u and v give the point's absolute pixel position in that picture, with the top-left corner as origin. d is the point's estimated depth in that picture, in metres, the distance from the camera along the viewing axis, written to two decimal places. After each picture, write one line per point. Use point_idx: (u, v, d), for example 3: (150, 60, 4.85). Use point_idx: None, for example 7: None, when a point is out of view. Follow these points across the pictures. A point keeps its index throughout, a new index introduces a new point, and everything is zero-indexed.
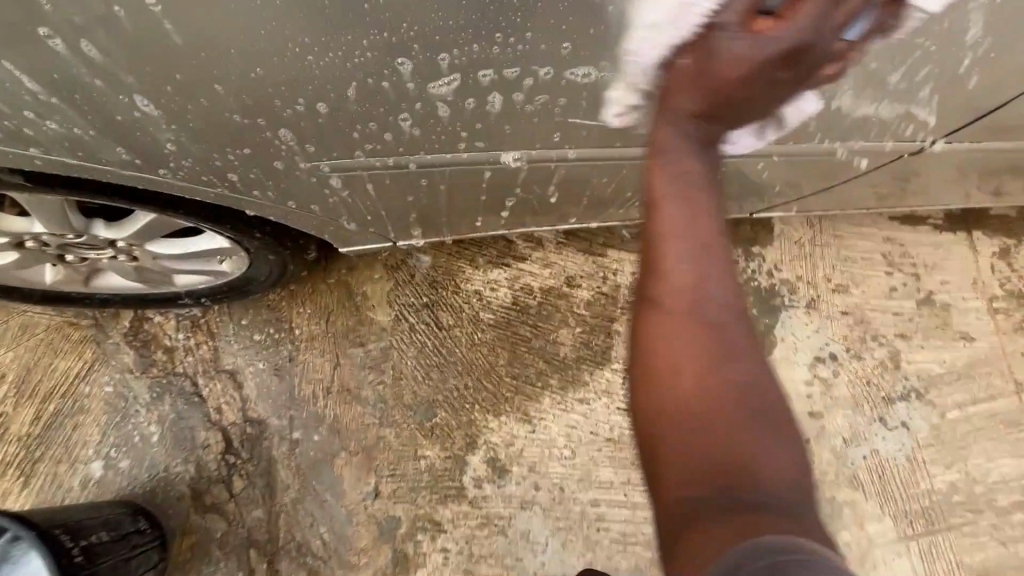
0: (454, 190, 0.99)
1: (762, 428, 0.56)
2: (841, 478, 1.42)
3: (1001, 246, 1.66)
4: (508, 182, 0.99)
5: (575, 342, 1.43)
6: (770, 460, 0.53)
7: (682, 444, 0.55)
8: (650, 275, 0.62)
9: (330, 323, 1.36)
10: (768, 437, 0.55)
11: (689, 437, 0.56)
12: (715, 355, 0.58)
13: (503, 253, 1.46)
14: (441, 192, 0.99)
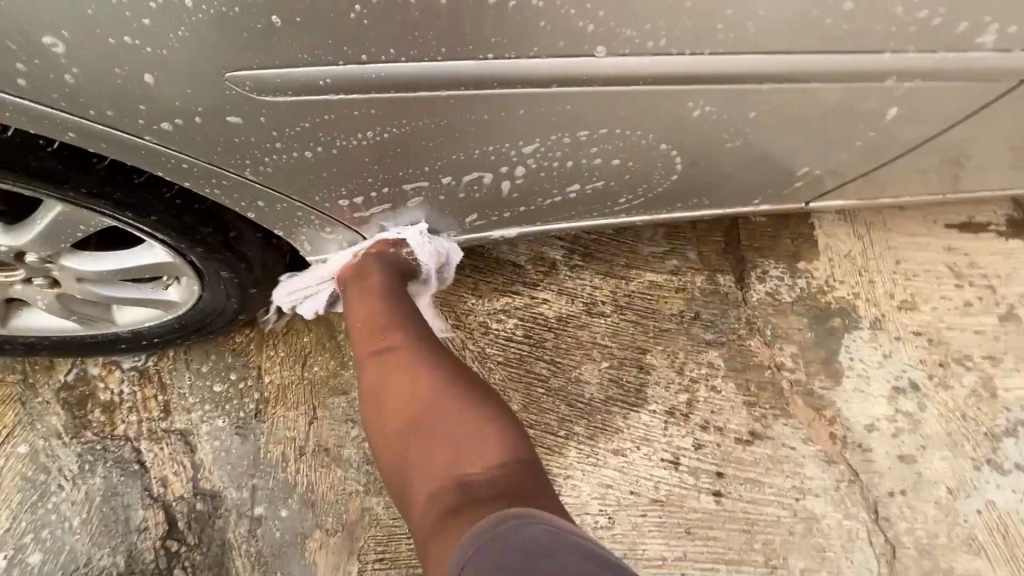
0: (470, 160, 0.73)
1: (451, 436, 0.68)
2: (954, 541, 1.11)
3: None
4: (553, 131, 0.71)
5: (602, 379, 1.18)
6: (488, 453, 0.64)
7: (438, 455, 0.67)
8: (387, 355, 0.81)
9: (305, 369, 1.13)
10: (502, 459, 0.63)
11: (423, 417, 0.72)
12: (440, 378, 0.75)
13: (511, 279, 1.25)
14: (450, 156, 0.71)
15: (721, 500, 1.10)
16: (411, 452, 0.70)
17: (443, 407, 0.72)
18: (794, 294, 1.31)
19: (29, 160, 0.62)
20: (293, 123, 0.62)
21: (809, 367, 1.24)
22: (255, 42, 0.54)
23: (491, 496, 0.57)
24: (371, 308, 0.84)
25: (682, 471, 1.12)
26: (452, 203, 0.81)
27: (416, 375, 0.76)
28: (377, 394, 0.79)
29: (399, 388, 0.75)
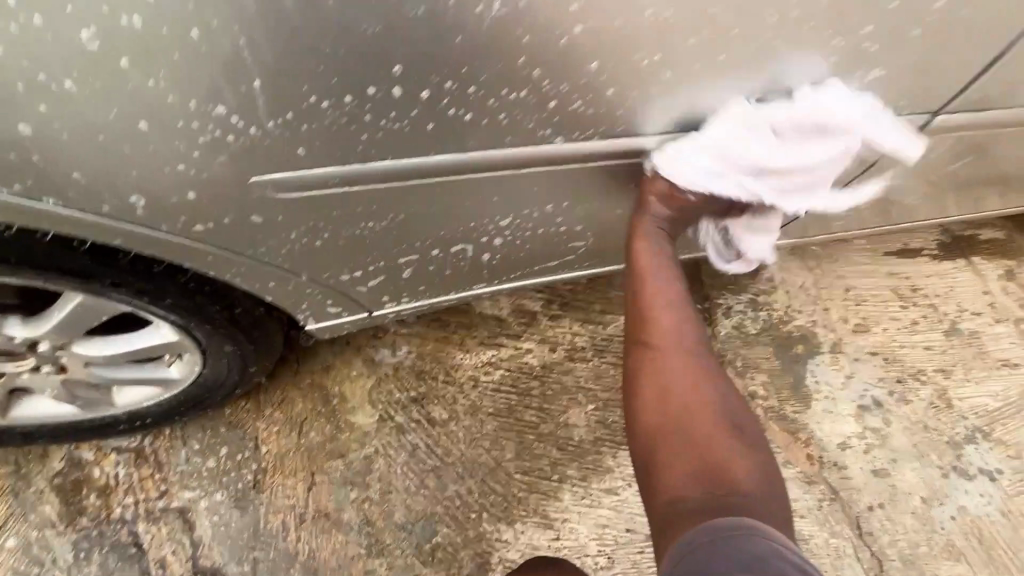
0: (451, 237, 0.81)
1: (721, 442, 0.76)
2: (934, 549, 1.18)
3: (1004, 268, 1.64)
4: (525, 203, 0.80)
5: (589, 421, 1.24)
6: (730, 462, 0.74)
7: (682, 457, 0.75)
8: (647, 357, 0.85)
9: (302, 435, 1.15)
10: (746, 478, 0.72)
11: (665, 426, 0.79)
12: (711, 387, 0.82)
13: (495, 332, 1.32)
14: (436, 228, 0.79)
15: None
16: (653, 453, 0.78)
17: (699, 410, 0.79)
18: (758, 326, 1.41)
19: (54, 263, 0.68)
20: (295, 219, 0.70)
21: (780, 393, 1.32)
22: (266, 158, 0.62)
23: (729, 507, 0.67)
24: (672, 314, 0.87)
25: None
26: (439, 269, 0.87)
27: (690, 372, 0.82)
28: (650, 387, 0.83)
29: (656, 393, 0.82)
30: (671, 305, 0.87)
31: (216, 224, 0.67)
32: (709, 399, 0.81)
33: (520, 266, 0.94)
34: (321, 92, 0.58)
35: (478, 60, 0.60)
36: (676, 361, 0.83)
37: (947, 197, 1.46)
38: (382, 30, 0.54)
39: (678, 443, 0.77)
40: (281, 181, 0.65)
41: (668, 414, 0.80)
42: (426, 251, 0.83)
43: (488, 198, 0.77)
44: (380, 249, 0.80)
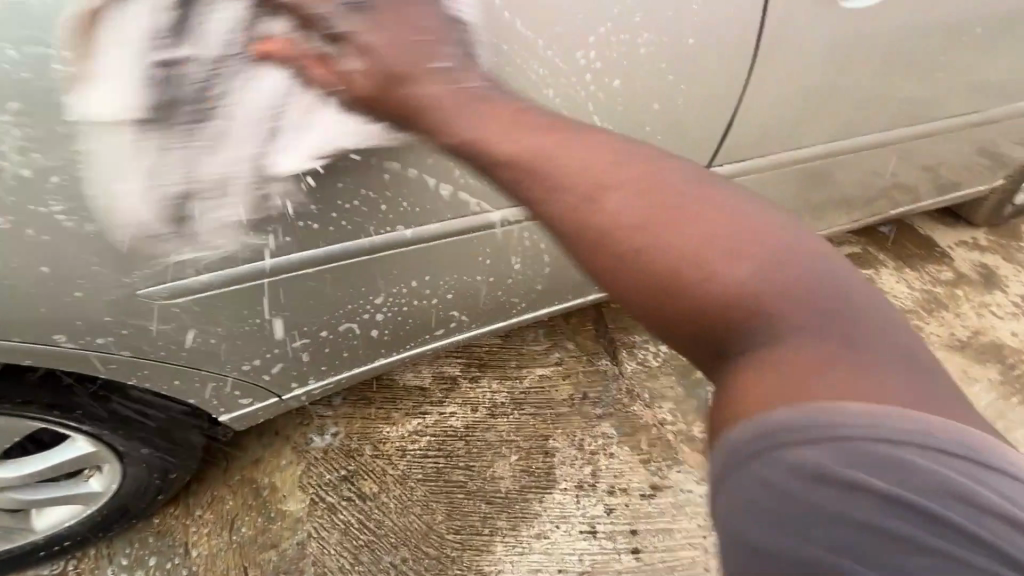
0: (341, 319, 0.93)
1: (787, 290, 0.48)
2: None
3: (865, 277, 1.88)
4: (401, 283, 0.93)
5: (515, 472, 1.31)
6: (810, 317, 0.47)
7: (747, 319, 0.48)
8: (607, 204, 0.52)
9: (233, 532, 1.18)
10: (831, 327, 0.47)
11: (693, 276, 0.49)
12: (731, 220, 0.52)
13: (419, 401, 1.41)
14: (325, 314, 0.91)
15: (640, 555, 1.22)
16: (719, 321, 0.49)
17: (703, 249, 0.49)
18: (661, 358, 1.56)
19: None
20: (195, 324, 0.81)
21: (686, 416, 1.45)
22: (161, 278, 0.74)
23: (845, 383, 0.42)
24: (583, 161, 0.53)
25: (601, 538, 1.23)
26: (338, 348, 0.97)
27: (670, 209, 0.51)
28: (671, 234, 0.51)
29: (655, 269, 0.50)
30: (586, 143, 0.55)
31: (119, 337, 0.77)
32: (724, 232, 0.51)
33: (416, 335, 1.04)
34: (204, 223, 0.72)
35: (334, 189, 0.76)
36: (679, 196, 0.52)
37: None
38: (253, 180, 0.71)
39: (742, 312, 0.48)
40: (173, 293, 0.76)
41: (701, 266, 0.49)
42: (320, 334, 0.93)
43: (366, 283, 0.90)
44: (276, 338, 0.90)
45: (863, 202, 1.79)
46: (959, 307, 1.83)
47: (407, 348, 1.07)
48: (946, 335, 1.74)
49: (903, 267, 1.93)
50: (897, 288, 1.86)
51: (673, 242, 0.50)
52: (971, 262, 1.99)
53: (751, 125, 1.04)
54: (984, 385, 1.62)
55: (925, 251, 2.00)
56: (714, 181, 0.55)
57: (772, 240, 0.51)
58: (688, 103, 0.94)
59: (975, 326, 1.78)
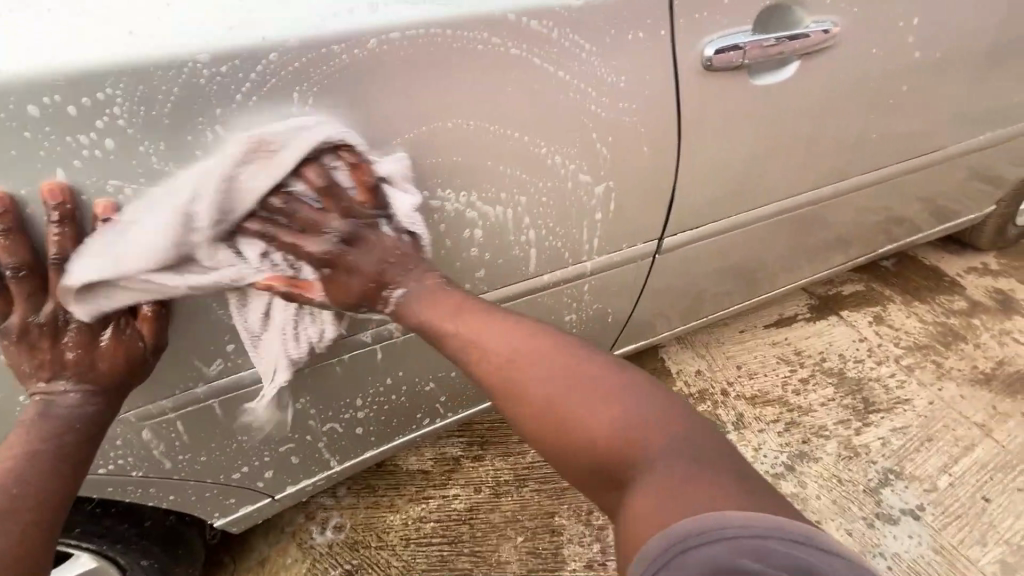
0: (328, 419, 0.96)
1: (598, 414, 0.64)
2: None
3: (872, 314, 1.84)
4: (384, 378, 0.97)
5: (521, 555, 1.28)
6: (629, 427, 0.62)
7: (576, 418, 0.65)
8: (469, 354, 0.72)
9: None
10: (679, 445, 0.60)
11: (558, 412, 0.66)
12: (566, 377, 0.67)
13: (422, 486, 1.41)
14: (308, 416, 0.94)
15: None
16: (597, 454, 0.63)
17: (587, 405, 0.64)
18: None
19: None
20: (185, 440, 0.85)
21: None
22: (152, 406, 0.79)
23: (696, 482, 0.54)
24: (494, 327, 0.72)
25: None
26: (325, 446, 1.00)
27: (552, 353, 0.69)
28: (525, 369, 0.69)
29: (547, 415, 0.66)
30: (503, 332, 0.71)
31: (114, 458, 0.81)
32: (543, 383, 0.68)
33: (403, 423, 1.07)
34: (193, 350, 0.77)
35: (318, 298, 0.81)
36: (534, 339, 0.71)
37: (792, 271, 1.70)
38: (256, 304, 0.77)
39: (570, 423, 0.65)
40: (161, 418, 0.80)
41: (545, 403, 0.67)
42: (305, 435, 0.96)
43: (348, 384, 0.93)
44: (266, 444, 0.93)
45: (857, 241, 1.78)
46: (977, 337, 1.75)
47: (396, 437, 1.09)
48: (968, 369, 1.66)
49: (912, 302, 1.88)
50: (907, 324, 1.80)
51: (577, 392, 0.66)
52: (984, 288, 1.93)
53: (714, 191, 1.07)
54: (1020, 420, 1.52)
55: (932, 282, 1.96)
56: (544, 338, 0.71)
57: (596, 380, 0.67)
58: (648, 181, 0.97)
59: (998, 355, 1.69)
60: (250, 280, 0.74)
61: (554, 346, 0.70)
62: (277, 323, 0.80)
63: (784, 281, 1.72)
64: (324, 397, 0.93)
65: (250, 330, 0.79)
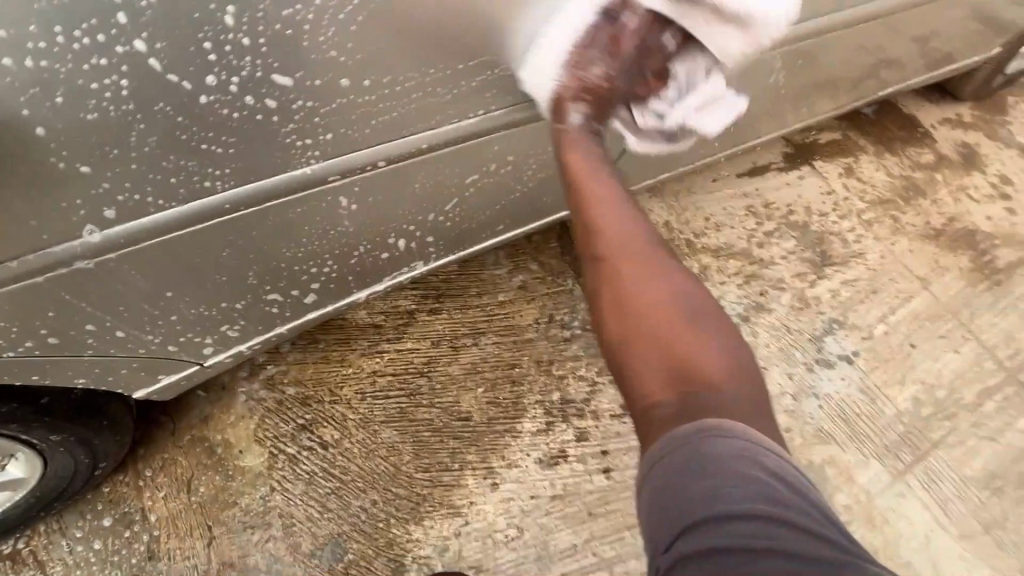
0: (281, 284, 0.81)
1: (644, 341, 0.67)
2: (809, 438, 1.29)
3: (844, 165, 1.76)
4: (333, 232, 0.79)
5: (482, 404, 1.27)
6: (664, 369, 0.65)
7: (668, 313, 0.68)
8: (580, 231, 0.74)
9: (192, 493, 1.14)
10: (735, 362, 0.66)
11: (650, 312, 0.68)
12: (626, 290, 0.70)
13: (376, 339, 1.33)
14: (249, 280, 0.76)
15: (611, 475, 1.22)
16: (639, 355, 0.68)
17: (681, 329, 0.67)
18: None
19: None
20: (86, 322, 0.67)
21: None
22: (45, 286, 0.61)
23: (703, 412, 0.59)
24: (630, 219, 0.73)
25: (572, 461, 1.22)
26: (271, 312, 0.84)
27: (640, 252, 0.72)
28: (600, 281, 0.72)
29: (643, 307, 0.68)
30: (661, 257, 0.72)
31: None
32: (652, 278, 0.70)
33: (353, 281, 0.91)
34: (85, 205, 0.58)
35: (217, 120, 0.59)
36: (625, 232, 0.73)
37: (774, 119, 1.55)
38: (132, 125, 0.55)
39: (626, 344, 0.68)
40: (57, 303, 0.63)
41: (634, 306, 0.69)
42: (236, 306, 0.79)
43: (292, 239, 0.75)
44: (198, 316, 0.76)
45: (846, 85, 1.62)
46: (936, 192, 1.75)
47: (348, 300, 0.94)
48: (922, 224, 1.67)
49: (884, 153, 1.81)
50: (875, 176, 1.75)
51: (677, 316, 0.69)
52: (954, 141, 1.88)
53: None
54: (957, 274, 1.59)
55: (906, 133, 1.88)
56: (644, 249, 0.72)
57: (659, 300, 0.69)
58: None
59: (951, 212, 1.71)
60: (112, 86, 0.52)
61: (633, 250, 0.72)
62: (189, 167, 0.61)
63: (765, 128, 1.57)
64: (268, 255, 0.75)
65: (128, 160, 0.57)
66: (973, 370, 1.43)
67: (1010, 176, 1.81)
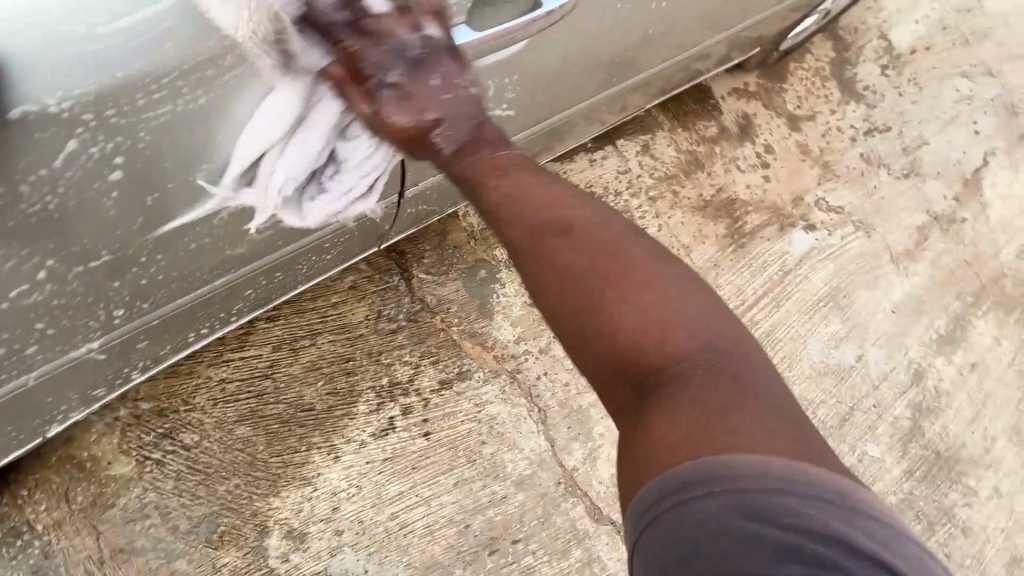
0: (106, 389, 1.13)
1: (683, 325, 0.78)
2: (582, 388, 1.73)
3: (642, 143, 2.03)
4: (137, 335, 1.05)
5: (322, 394, 1.55)
6: (695, 350, 0.77)
7: (677, 320, 0.78)
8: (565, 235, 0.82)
9: (72, 502, 1.36)
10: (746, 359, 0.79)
11: (644, 331, 0.77)
12: (653, 300, 0.79)
13: (220, 350, 1.51)
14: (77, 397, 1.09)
15: (430, 436, 1.59)
16: (626, 356, 0.77)
17: (694, 326, 0.79)
18: (445, 266, 1.72)
19: None
20: None
21: (469, 316, 1.70)
22: None
23: (759, 416, 0.73)
24: (530, 192, 0.84)
25: (399, 430, 1.57)
26: (98, 395, 1.14)
27: (643, 264, 0.81)
28: (635, 286, 0.79)
29: (640, 327, 0.77)
30: (665, 292, 0.80)
31: None
32: (641, 296, 0.79)
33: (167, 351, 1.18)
34: None
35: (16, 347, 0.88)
36: (596, 247, 0.81)
37: (578, 132, 1.70)
38: None
39: (653, 351, 0.77)
40: None
41: (636, 323, 0.77)
42: (67, 405, 1.09)
43: (105, 360, 1.05)
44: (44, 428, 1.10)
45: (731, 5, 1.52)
46: (712, 165, 2.09)
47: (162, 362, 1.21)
48: (696, 196, 2.04)
49: (677, 128, 2.09)
50: (666, 153, 2.05)
51: (643, 339, 0.77)
52: (736, 112, 2.20)
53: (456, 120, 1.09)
54: (713, 240, 2.01)
55: (698, 106, 2.15)
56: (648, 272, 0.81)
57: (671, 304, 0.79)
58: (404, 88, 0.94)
59: (721, 183, 2.08)
60: None
61: (642, 264, 0.81)
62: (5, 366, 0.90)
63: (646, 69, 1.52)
64: (90, 380, 1.07)
65: None
66: None
67: (773, 145, 2.19)
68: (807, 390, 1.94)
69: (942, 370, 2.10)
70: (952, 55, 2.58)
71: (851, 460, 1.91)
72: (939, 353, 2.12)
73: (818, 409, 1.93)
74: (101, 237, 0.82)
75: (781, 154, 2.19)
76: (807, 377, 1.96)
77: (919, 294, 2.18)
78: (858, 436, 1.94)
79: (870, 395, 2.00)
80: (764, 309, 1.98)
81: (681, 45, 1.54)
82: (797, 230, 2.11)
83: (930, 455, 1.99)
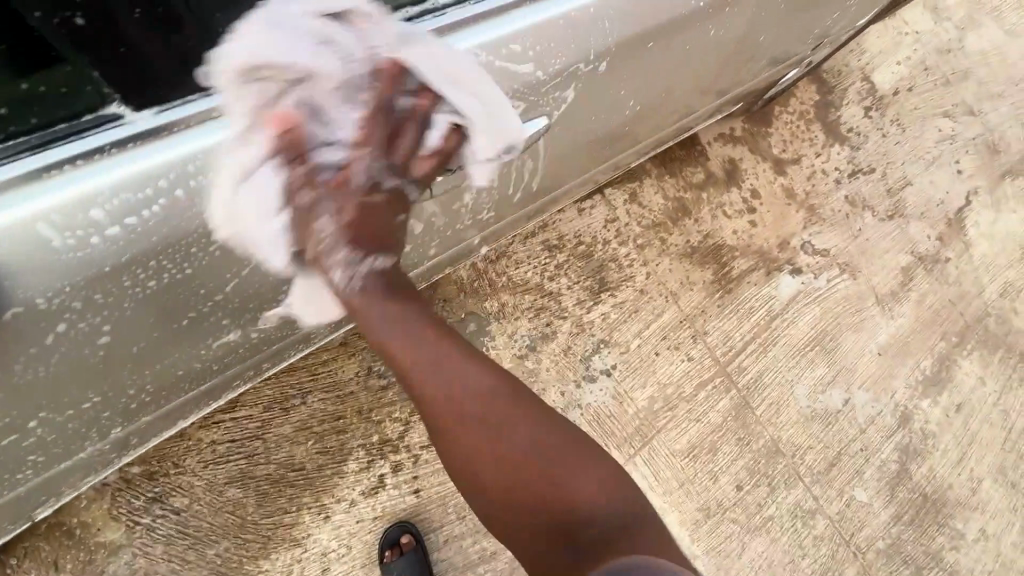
0: (96, 473, 1.17)
1: (476, 441, 0.99)
2: None
3: (629, 191, 2.07)
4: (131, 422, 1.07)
5: (313, 453, 1.56)
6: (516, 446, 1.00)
7: (486, 440, 0.99)
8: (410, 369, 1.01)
9: (61, 570, 1.36)
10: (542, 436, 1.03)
11: (486, 445, 0.99)
12: (474, 430, 0.99)
13: (210, 412, 1.52)
14: (66, 483, 1.12)
15: (420, 493, 1.60)
16: (508, 460, 0.99)
17: (480, 456, 0.99)
18: (436, 319, 1.74)
19: None
20: None
21: None
22: None
23: (566, 480, 0.99)
24: (388, 322, 1.01)
25: (389, 488, 1.59)
26: (87, 477, 1.18)
27: (459, 374, 1.02)
28: (450, 420, 1.01)
29: (487, 445, 0.99)
30: (455, 386, 1.01)
31: None
32: (463, 395, 1.01)
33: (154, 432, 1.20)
34: None
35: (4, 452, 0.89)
36: (444, 380, 1.01)
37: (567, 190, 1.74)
38: None
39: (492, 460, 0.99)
40: None
41: (472, 420, 0.99)
42: (56, 489, 1.12)
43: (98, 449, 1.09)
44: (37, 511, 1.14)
45: (731, 67, 1.58)
46: (699, 211, 2.13)
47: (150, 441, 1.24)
48: (683, 243, 2.07)
49: (664, 175, 2.13)
50: (653, 200, 2.08)
51: (479, 412, 1.00)
52: (722, 157, 2.23)
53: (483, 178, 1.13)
54: (701, 286, 2.04)
55: (685, 152, 2.19)
56: (465, 382, 1.02)
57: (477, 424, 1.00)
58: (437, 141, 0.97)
59: (707, 229, 2.11)
60: None
61: (462, 394, 1.01)
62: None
63: (646, 134, 1.68)
64: (80, 467, 1.11)
65: None
66: (697, 367, 1.94)
67: (759, 190, 2.23)
68: (795, 435, 1.96)
69: (928, 412, 2.12)
70: (934, 95, 2.63)
71: (840, 506, 1.93)
72: (925, 395, 2.14)
73: (806, 455, 1.95)
74: (92, 350, 0.83)
75: (767, 199, 2.23)
76: (795, 422, 1.98)
77: (905, 336, 2.21)
78: (845, 481, 1.96)
79: (857, 440, 2.02)
80: (752, 355, 2.01)
81: (683, 100, 1.59)
82: (784, 274, 2.14)
83: (918, 498, 2.01)
